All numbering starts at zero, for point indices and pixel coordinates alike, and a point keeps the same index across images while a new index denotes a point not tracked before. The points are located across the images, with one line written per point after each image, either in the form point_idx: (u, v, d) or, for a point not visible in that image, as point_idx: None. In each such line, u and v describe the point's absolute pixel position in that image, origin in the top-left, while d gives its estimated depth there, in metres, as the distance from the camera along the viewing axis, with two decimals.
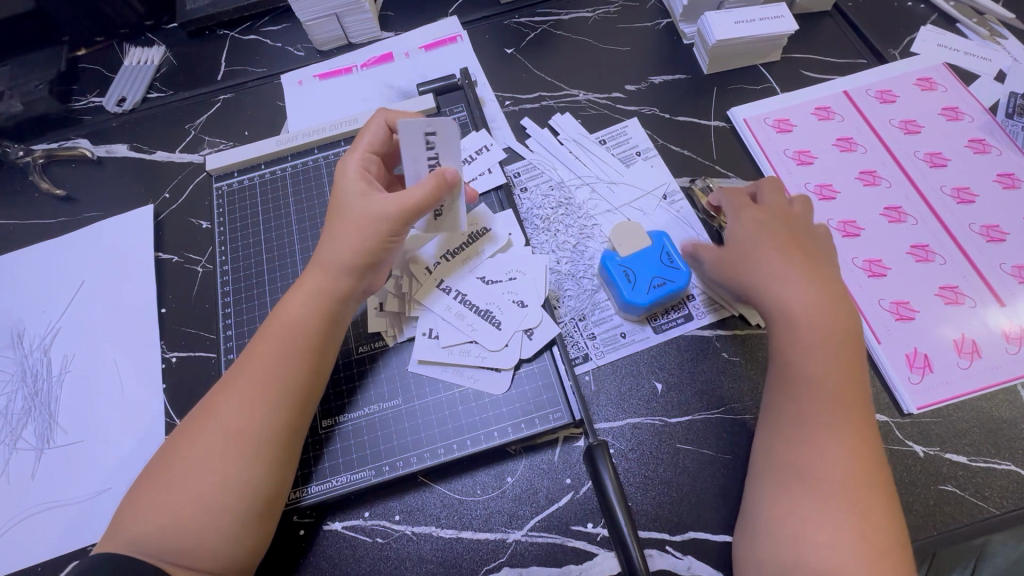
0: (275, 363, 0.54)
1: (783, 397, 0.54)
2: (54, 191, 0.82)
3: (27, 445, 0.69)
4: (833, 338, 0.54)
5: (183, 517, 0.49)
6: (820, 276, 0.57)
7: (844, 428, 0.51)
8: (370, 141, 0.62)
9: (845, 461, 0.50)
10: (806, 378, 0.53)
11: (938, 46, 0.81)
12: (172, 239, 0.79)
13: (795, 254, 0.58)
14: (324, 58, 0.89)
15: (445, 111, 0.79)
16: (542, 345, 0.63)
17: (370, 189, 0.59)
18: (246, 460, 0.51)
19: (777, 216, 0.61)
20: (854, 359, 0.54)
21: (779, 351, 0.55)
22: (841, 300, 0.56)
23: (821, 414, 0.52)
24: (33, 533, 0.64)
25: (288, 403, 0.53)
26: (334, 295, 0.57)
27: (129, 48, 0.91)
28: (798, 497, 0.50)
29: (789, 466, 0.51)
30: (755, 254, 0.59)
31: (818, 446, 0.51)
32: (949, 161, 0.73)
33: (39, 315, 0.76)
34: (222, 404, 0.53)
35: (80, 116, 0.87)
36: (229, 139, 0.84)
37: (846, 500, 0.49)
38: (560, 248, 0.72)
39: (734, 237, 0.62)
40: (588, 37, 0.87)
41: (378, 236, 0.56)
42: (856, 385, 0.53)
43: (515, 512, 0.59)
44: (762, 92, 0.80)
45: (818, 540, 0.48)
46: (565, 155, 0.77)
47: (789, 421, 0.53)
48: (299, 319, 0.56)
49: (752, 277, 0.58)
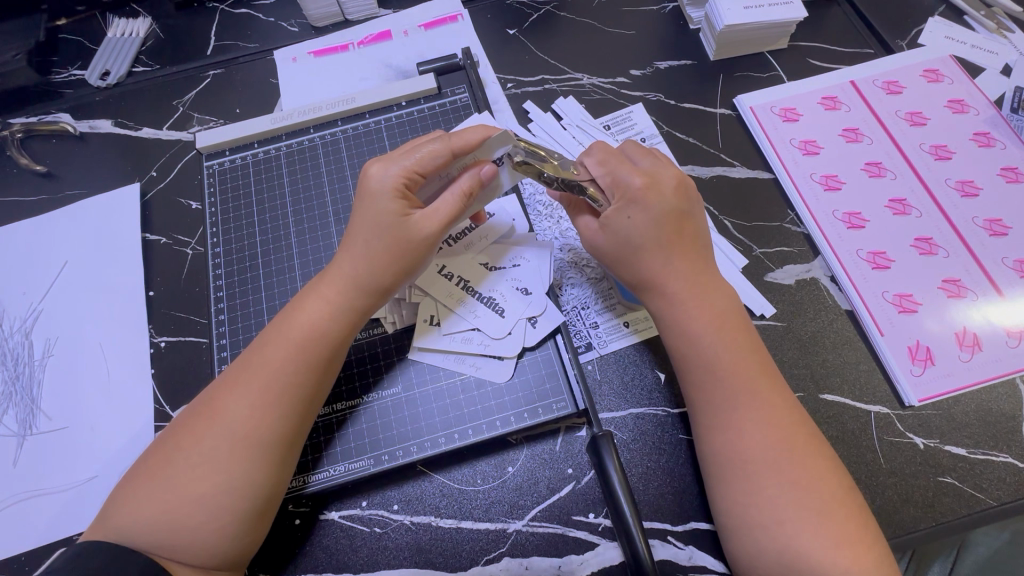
0: (290, 368, 0.52)
1: (693, 391, 0.54)
2: (34, 167, 0.78)
3: (7, 431, 0.66)
4: (721, 320, 0.55)
5: (178, 512, 0.47)
6: (698, 265, 0.56)
7: (771, 411, 0.51)
8: (420, 160, 0.55)
9: (771, 438, 0.50)
10: (704, 369, 0.53)
11: (945, 39, 0.81)
12: (160, 220, 0.76)
13: (681, 240, 0.56)
14: (319, 34, 0.86)
15: (447, 92, 0.77)
16: (545, 334, 0.62)
17: (408, 210, 0.55)
18: (252, 462, 0.49)
19: (656, 198, 0.56)
20: (753, 340, 0.55)
21: (675, 346, 0.55)
22: (717, 280, 0.57)
23: (740, 395, 0.52)
24: (14, 522, 0.62)
25: (299, 408, 0.52)
26: (356, 296, 0.55)
27: (113, 19, 0.86)
28: (736, 490, 0.50)
29: (722, 456, 0.51)
30: (646, 247, 0.56)
31: (743, 432, 0.51)
32: (954, 154, 0.72)
33: (19, 297, 0.73)
34: (230, 407, 0.50)
35: (61, 89, 0.83)
36: (219, 117, 0.81)
37: (789, 482, 0.49)
38: (563, 235, 0.70)
39: (625, 223, 0.56)
40: (592, 20, 0.84)
41: (414, 257, 0.55)
42: (754, 361, 0.53)
43: (517, 502, 0.58)
44: (769, 80, 0.79)
45: (769, 523, 0.48)
46: (568, 141, 0.76)
47: (719, 412, 0.52)
48: (316, 324, 0.54)
49: (650, 267, 0.56)
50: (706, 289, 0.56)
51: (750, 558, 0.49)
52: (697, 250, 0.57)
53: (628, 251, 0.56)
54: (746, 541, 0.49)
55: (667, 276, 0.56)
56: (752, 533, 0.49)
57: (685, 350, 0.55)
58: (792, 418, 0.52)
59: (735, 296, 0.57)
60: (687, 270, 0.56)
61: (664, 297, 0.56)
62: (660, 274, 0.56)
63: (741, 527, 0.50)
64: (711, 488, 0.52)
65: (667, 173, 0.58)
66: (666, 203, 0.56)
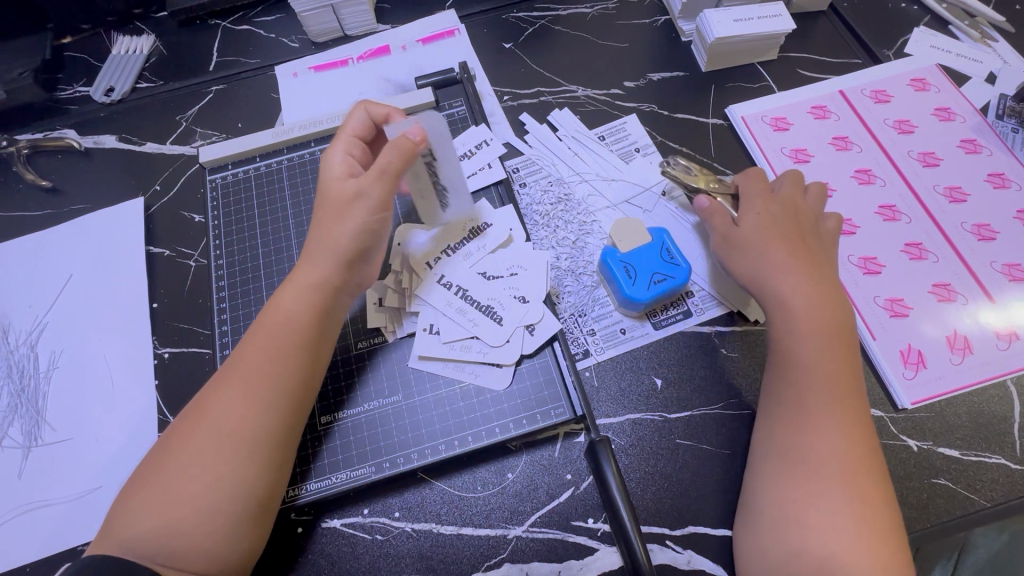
0: (266, 358, 0.53)
1: (784, 388, 0.55)
2: (40, 183, 0.80)
3: (13, 442, 0.67)
4: (828, 324, 0.56)
5: (177, 519, 0.48)
6: (818, 270, 0.59)
7: (844, 418, 0.53)
8: (352, 133, 0.62)
9: (842, 445, 0.51)
10: (799, 368, 0.55)
11: (931, 48, 0.82)
12: (163, 233, 0.77)
13: (798, 248, 0.60)
14: (319, 49, 0.87)
15: (444, 105, 0.78)
16: (544, 342, 0.63)
17: (350, 174, 0.59)
18: (239, 457, 0.50)
19: (792, 215, 0.63)
20: (850, 354, 0.56)
21: (780, 341, 0.57)
22: (838, 295, 0.58)
23: (825, 401, 0.53)
24: (18, 534, 0.62)
25: (280, 398, 0.52)
26: (328, 279, 0.57)
27: (118, 36, 0.88)
28: (790, 487, 0.51)
29: (796, 455, 0.52)
30: (763, 245, 0.60)
31: (820, 436, 0.52)
32: (942, 161, 0.74)
33: (25, 311, 0.74)
34: (216, 404, 0.52)
35: (66, 106, 0.84)
36: (221, 131, 0.82)
37: (848, 489, 0.50)
38: (560, 245, 0.71)
39: (747, 225, 0.62)
40: (586, 33, 0.86)
41: (361, 217, 0.57)
42: (847, 370, 0.55)
43: (516, 508, 0.59)
44: (759, 90, 0.81)
45: (821, 525, 0.49)
46: (564, 151, 0.77)
47: (794, 410, 0.54)
48: (290, 313, 0.55)
49: (758, 265, 0.60)
50: (820, 294, 0.57)
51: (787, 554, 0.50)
52: (819, 263, 0.60)
53: (751, 248, 0.61)
54: (793, 538, 0.50)
55: (779, 275, 0.59)
56: (797, 529, 0.50)
57: (783, 345, 0.57)
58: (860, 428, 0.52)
59: (844, 308, 0.58)
60: (804, 273, 0.59)
61: (776, 297, 0.58)
62: (770, 271, 0.59)
63: (790, 524, 0.50)
64: (760, 485, 0.53)
65: (815, 201, 0.65)
66: (792, 217, 0.62)
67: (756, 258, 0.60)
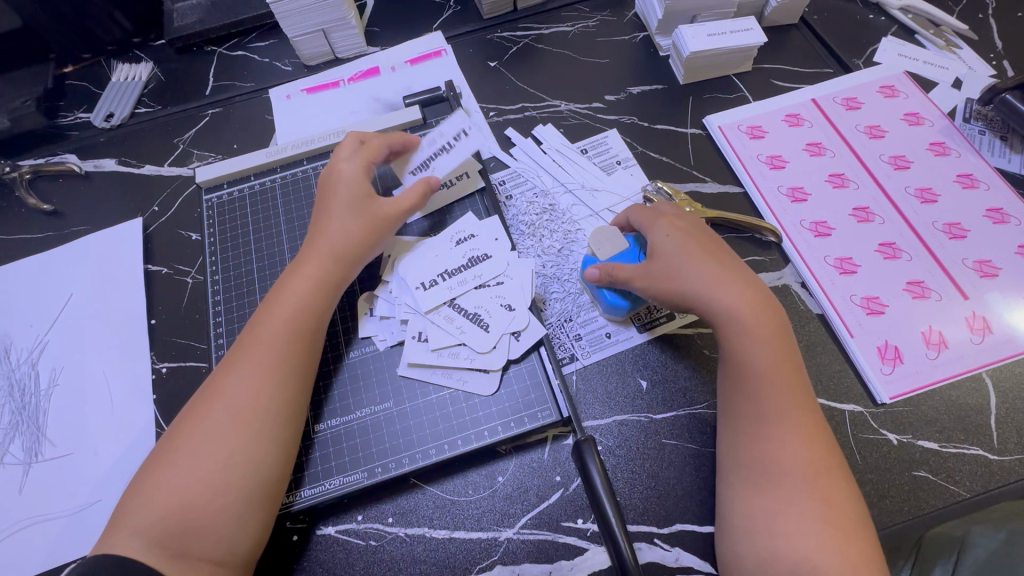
0: (236, 374, 0.57)
1: (742, 400, 0.57)
2: (42, 207, 0.82)
3: (14, 459, 0.69)
4: (771, 328, 0.57)
5: (195, 495, 0.51)
6: (745, 275, 0.61)
7: (799, 422, 0.54)
8: (373, 151, 0.69)
9: (802, 450, 0.53)
10: (750, 375, 0.56)
11: (898, 56, 0.86)
12: (161, 251, 0.79)
13: (721, 260, 0.61)
14: (312, 72, 0.91)
15: (431, 122, 0.81)
16: (530, 346, 0.65)
17: (364, 187, 0.67)
18: (248, 433, 0.54)
19: (695, 226, 0.64)
20: (789, 346, 0.58)
21: (729, 350, 0.58)
22: (766, 294, 0.60)
23: (779, 407, 0.55)
24: (19, 548, 0.63)
25: (245, 406, 0.55)
26: (311, 282, 0.62)
27: (118, 65, 0.92)
28: (760, 495, 0.53)
29: (759, 465, 0.54)
30: (685, 261, 0.60)
31: (778, 442, 0.54)
32: (912, 163, 0.77)
33: (27, 330, 0.76)
34: (193, 431, 0.54)
35: (68, 131, 0.87)
36: (218, 152, 0.85)
37: (813, 490, 0.52)
38: (545, 253, 0.74)
39: (660, 247, 0.62)
40: (568, 50, 0.90)
41: (374, 228, 0.65)
42: (791, 371, 0.57)
43: (507, 511, 0.60)
44: (736, 101, 0.84)
45: (792, 532, 0.50)
46: (548, 163, 0.80)
47: (750, 420, 0.56)
48: (259, 330, 0.59)
49: (690, 284, 0.59)
50: (757, 294, 0.59)
51: (763, 564, 0.50)
52: (737, 269, 0.61)
53: (679, 266, 0.60)
54: (766, 543, 0.51)
55: (713, 288, 0.59)
56: (771, 537, 0.51)
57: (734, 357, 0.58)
58: (814, 428, 0.55)
59: (774, 306, 0.59)
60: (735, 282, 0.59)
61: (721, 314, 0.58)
62: (710, 287, 0.59)
63: (762, 530, 0.52)
64: (732, 492, 0.55)
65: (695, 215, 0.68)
66: (704, 234, 0.63)
67: (687, 278, 0.59)
